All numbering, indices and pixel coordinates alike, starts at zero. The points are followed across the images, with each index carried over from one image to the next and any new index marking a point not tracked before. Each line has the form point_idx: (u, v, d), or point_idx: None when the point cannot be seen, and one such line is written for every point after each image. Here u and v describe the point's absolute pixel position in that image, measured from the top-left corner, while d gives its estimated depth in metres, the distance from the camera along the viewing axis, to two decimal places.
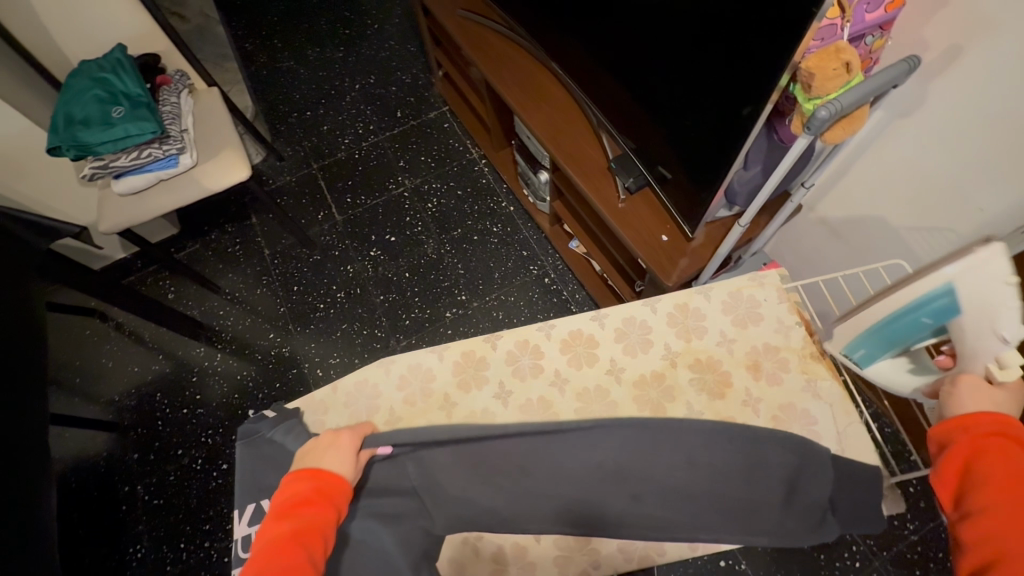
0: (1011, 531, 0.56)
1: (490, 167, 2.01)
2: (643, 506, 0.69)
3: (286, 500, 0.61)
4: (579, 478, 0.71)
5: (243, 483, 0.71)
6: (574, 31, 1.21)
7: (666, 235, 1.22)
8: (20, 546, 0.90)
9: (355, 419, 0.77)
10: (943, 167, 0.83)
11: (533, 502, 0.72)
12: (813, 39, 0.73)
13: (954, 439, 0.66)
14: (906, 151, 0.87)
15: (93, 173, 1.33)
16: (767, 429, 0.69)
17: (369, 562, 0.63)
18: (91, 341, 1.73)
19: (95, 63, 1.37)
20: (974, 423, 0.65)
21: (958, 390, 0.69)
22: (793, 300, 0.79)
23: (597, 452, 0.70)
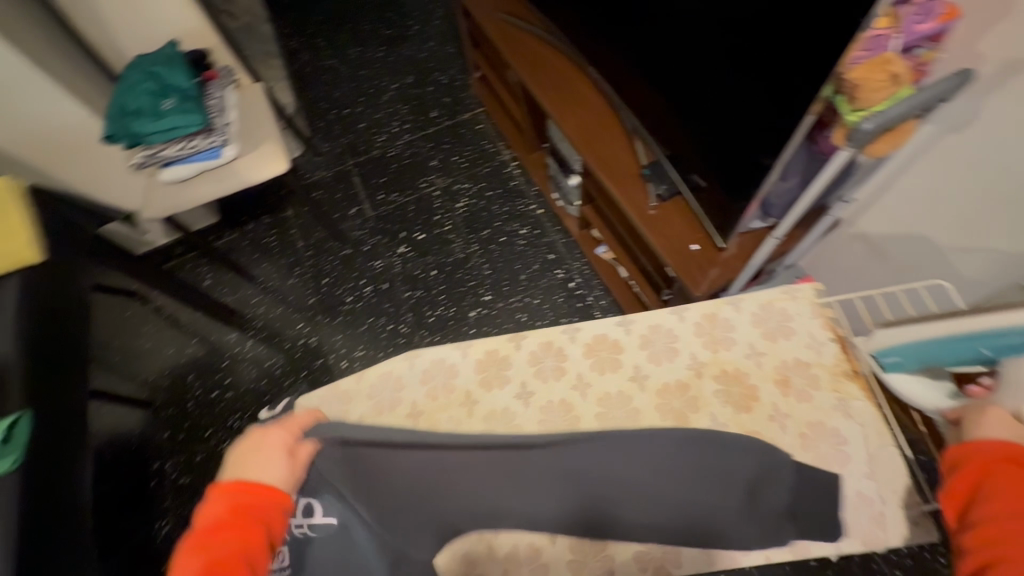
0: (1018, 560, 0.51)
1: (521, 169, 2.02)
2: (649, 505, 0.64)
3: (206, 525, 0.59)
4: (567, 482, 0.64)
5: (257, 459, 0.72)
6: (612, 36, 1.20)
7: (696, 244, 1.21)
8: (61, 511, 0.95)
9: (378, 411, 0.77)
10: (994, 185, 0.80)
11: (526, 505, 0.69)
12: (858, 49, 0.72)
13: (963, 461, 0.62)
14: (955, 167, 0.84)
15: (142, 162, 1.40)
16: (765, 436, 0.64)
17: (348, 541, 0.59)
18: (132, 322, 1.81)
19: (150, 56, 1.43)
20: (985, 448, 0.60)
21: (982, 420, 0.64)
22: (827, 316, 0.77)
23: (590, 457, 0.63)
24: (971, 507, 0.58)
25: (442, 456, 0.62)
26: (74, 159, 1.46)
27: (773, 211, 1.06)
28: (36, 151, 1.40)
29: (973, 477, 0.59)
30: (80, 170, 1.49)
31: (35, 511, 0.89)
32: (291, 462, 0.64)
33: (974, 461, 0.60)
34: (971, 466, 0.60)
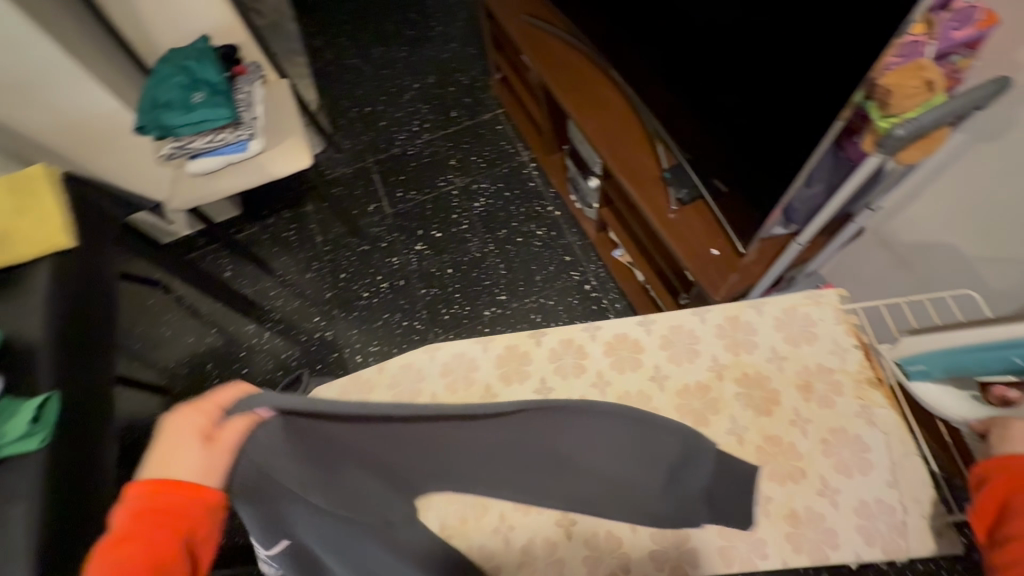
0: None
1: (539, 170, 2.02)
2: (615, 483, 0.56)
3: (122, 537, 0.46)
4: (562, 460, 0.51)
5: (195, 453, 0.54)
6: (636, 40, 1.21)
7: (716, 249, 1.21)
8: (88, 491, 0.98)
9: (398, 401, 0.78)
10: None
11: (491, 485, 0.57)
12: (893, 55, 0.72)
13: (991, 476, 0.61)
14: (987, 176, 0.83)
15: (171, 153, 1.42)
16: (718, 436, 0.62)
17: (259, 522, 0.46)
18: (153, 310, 1.84)
19: (182, 51, 1.47)
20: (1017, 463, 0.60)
21: (1012, 433, 0.63)
22: (851, 322, 0.76)
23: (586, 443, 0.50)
24: (1000, 524, 0.57)
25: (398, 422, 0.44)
26: (106, 149, 1.50)
27: (796, 217, 1.06)
28: (71, 140, 1.44)
29: (1003, 493, 0.59)
30: (111, 160, 1.53)
31: (62, 489, 0.91)
32: (215, 454, 0.44)
33: (1004, 478, 0.59)
34: (1001, 484, 0.59)
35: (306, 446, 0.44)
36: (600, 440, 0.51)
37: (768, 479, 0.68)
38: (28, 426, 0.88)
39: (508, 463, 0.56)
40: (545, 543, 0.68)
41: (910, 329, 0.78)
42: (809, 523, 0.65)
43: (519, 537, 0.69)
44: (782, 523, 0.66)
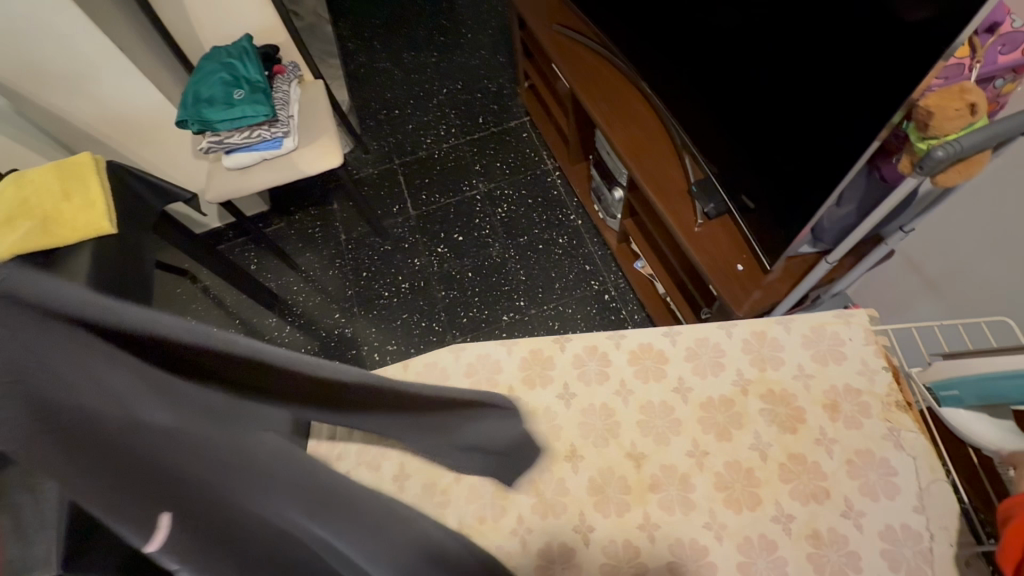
0: None
1: (563, 179, 2.04)
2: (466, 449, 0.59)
3: None
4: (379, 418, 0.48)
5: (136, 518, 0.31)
6: (669, 54, 1.22)
7: (741, 265, 1.20)
8: None
9: None
10: None
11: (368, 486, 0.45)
12: (936, 78, 0.71)
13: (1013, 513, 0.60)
14: None
15: (209, 147, 1.47)
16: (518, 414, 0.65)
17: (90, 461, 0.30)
18: (180, 299, 1.89)
19: (225, 50, 1.52)
20: None
21: None
22: (881, 344, 0.76)
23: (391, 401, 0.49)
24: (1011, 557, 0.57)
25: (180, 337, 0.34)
26: (147, 141, 1.55)
27: (825, 237, 1.05)
28: (115, 131, 1.50)
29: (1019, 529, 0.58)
30: (150, 150, 1.58)
31: None
32: None
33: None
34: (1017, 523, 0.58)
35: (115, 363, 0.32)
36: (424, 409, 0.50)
37: (792, 497, 0.67)
38: None
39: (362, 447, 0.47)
40: (562, 549, 0.68)
41: (943, 354, 0.77)
42: (834, 545, 0.64)
43: (536, 541, 0.69)
44: (806, 544, 0.65)
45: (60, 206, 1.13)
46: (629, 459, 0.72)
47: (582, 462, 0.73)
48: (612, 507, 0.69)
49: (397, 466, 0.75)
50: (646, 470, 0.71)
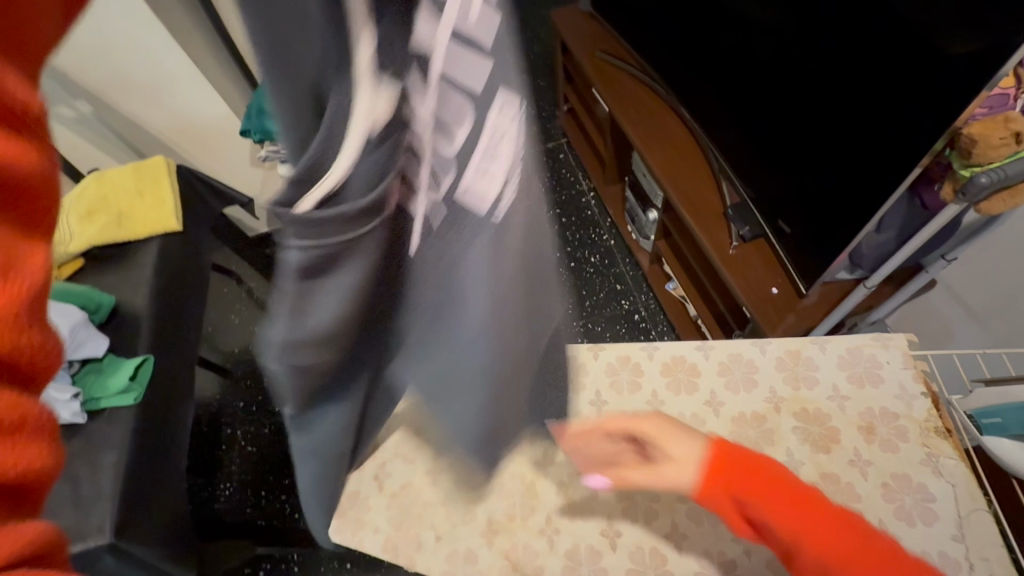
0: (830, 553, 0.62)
1: (597, 200, 2.07)
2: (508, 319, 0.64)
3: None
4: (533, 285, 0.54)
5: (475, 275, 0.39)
6: (708, 81, 1.25)
7: (776, 288, 1.20)
8: (164, 454, 1.05)
9: None
10: None
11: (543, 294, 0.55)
12: (980, 107, 0.73)
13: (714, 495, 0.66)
14: None
15: (267, 156, 1.57)
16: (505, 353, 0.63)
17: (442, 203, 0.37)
18: (225, 299, 1.88)
19: None
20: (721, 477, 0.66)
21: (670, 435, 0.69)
22: (920, 369, 0.75)
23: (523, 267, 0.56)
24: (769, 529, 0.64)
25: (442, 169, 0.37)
26: (210, 148, 1.67)
27: (863, 262, 1.05)
28: (179, 137, 1.62)
29: (738, 502, 0.65)
30: (215, 157, 1.70)
31: (143, 447, 1.00)
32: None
33: (724, 489, 0.65)
34: (721, 497, 0.65)
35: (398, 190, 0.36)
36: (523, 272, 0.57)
37: None
38: (126, 382, 1.00)
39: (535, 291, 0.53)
40: (589, 552, 0.69)
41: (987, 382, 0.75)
42: None
43: (564, 542, 0.70)
44: None
45: (134, 202, 1.21)
46: None
47: None
48: (639, 514, 0.70)
49: (430, 460, 0.79)
50: None
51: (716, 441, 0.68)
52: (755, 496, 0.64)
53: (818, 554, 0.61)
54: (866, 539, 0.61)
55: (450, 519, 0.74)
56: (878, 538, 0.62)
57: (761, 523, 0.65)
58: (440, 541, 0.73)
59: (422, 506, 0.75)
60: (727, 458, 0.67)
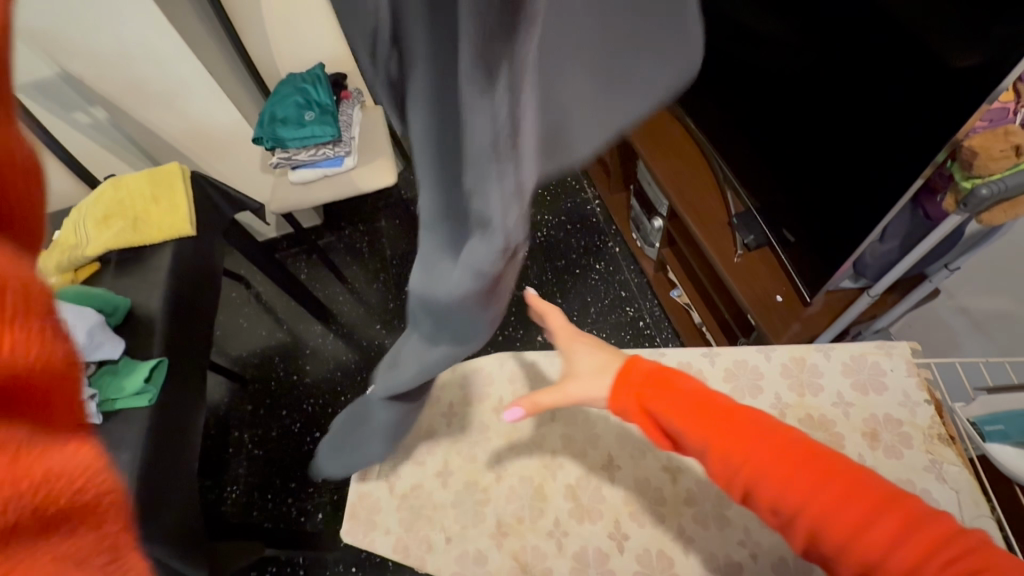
0: (750, 457, 0.58)
1: (602, 208, 2.09)
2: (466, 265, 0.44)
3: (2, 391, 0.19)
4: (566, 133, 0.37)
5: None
6: (711, 93, 1.28)
7: (780, 296, 1.22)
8: (176, 455, 1.07)
9: (468, 400, 0.84)
10: None
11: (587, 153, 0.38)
12: (981, 120, 0.74)
13: (624, 399, 0.66)
14: None
15: (278, 162, 1.60)
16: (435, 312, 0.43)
17: None
18: (234, 303, 1.92)
19: (300, 76, 1.67)
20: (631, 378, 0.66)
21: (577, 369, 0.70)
22: (924, 377, 0.76)
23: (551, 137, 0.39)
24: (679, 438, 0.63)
25: None
26: (221, 154, 1.70)
27: (867, 271, 1.06)
28: (192, 143, 1.65)
29: (648, 414, 0.65)
30: (226, 163, 1.73)
31: (156, 449, 1.02)
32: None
33: (635, 402, 0.65)
34: (634, 406, 0.65)
35: None
36: None
37: None
38: (141, 385, 1.02)
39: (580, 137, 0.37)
40: (597, 554, 0.70)
41: (990, 390, 0.76)
42: None
43: (572, 544, 0.71)
44: None
45: (149, 207, 1.26)
46: (666, 472, 0.74)
47: (619, 472, 0.75)
48: (646, 517, 0.71)
49: (440, 462, 0.80)
50: (681, 484, 0.73)
51: (628, 357, 0.69)
52: (659, 403, 0.63)
53: (723, 459, 0.59)
54: (767, 434, 0.58)
55: (461, 521, 0.76)
56: (786, 435, 0.58)
57: (673, 434, 0.64)
58: (450, 542, 0.74)
59: (433, 508, 0.77)
60: (636, 371, 0.67)
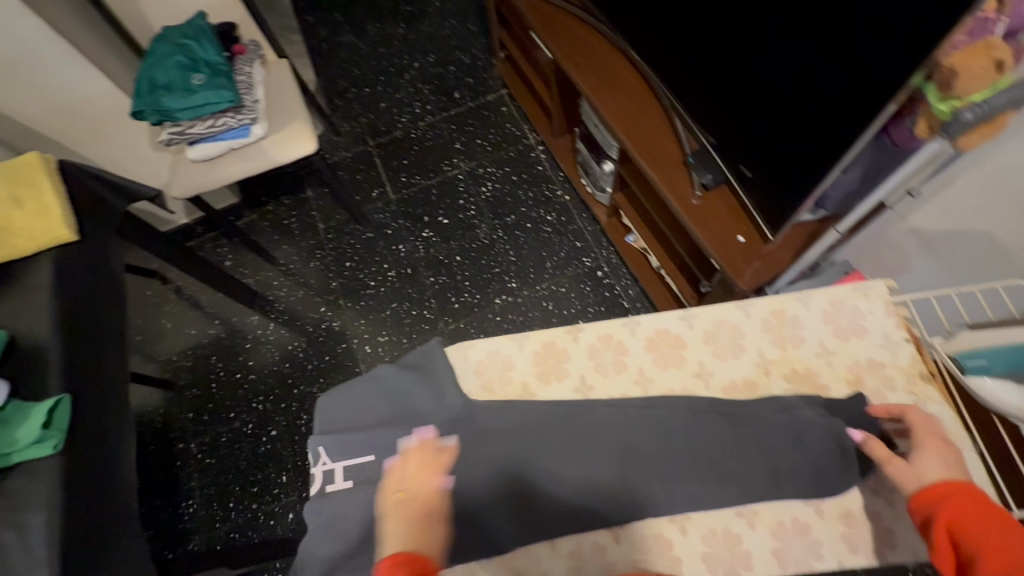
0: None
1: (547, 154, 1.98)
2: (361, 421, 0.82)
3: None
4: (366, 416, 0.82)
5: (349, 514, 0.75)
6: (654, 22, 1.18)
7: (742, 235, 1.17)
8: (114, 494, 0.97)
9: (416, 400, 0.81)
10: None
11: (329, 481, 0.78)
12: (962, 33, 0.68)
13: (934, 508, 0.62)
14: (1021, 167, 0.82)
15: (170, 139, 1.37)
16: (388, 382, 0.83)
17: (327, 521, 0.76)
18: (152, 302, 1.82)
19: (178, 29, 1.39)
20: (955, 493, 0.62)
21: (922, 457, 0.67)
22: (901, 315, 0.83)
23: (364, 430, 0.80)
24: (973, 556, 0.57)
25: (338, 505, 0.76)
26: (101, 135, 1.47)
27: (827, 204, 1.03)
28: (60, 124, 1.41)
29: (954, 530, 0.60)
30: (105, 146, 1.50)
31: (78, 501, 0.89)
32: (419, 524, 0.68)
33: (950, 507, 0.61)
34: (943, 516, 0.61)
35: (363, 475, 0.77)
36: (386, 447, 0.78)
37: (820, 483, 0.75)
38: (39, 432, 0.86)
39: (343, 441, 0.80)
40: (594, 548, 0.73)
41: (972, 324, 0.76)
42: (862, 520, 0.72)
43: (566, 544, 0.74)
44: (836, 522, 0.73)
45: (10, 212, 1.03)
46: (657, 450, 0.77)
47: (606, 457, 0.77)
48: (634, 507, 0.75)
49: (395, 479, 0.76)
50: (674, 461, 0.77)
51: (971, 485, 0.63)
52: (969, 520, 0.59)
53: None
54: None
55: (456, 538, 0.74)
56: None
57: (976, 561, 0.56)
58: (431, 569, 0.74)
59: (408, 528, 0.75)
60: (979, 502, 0.61)
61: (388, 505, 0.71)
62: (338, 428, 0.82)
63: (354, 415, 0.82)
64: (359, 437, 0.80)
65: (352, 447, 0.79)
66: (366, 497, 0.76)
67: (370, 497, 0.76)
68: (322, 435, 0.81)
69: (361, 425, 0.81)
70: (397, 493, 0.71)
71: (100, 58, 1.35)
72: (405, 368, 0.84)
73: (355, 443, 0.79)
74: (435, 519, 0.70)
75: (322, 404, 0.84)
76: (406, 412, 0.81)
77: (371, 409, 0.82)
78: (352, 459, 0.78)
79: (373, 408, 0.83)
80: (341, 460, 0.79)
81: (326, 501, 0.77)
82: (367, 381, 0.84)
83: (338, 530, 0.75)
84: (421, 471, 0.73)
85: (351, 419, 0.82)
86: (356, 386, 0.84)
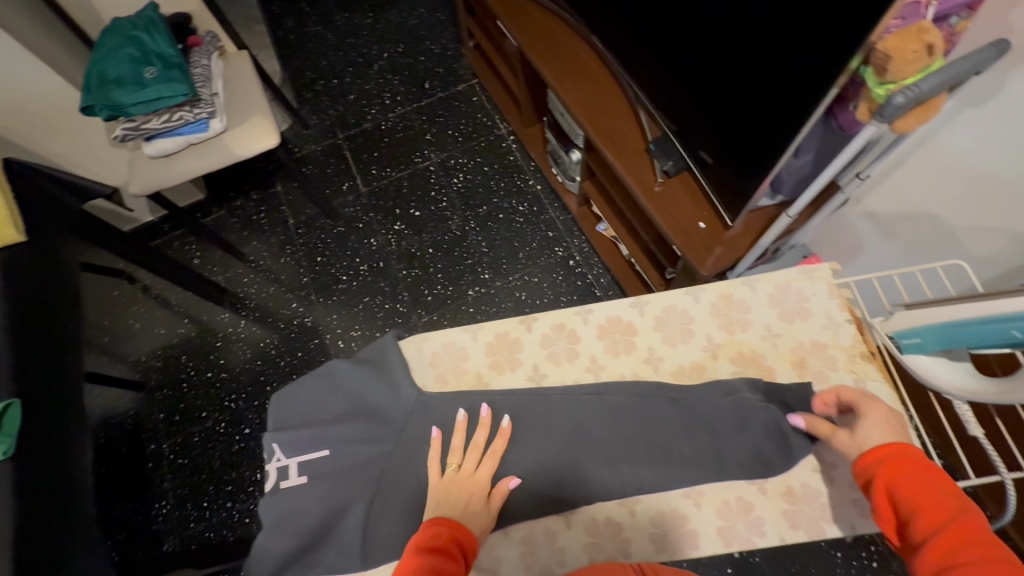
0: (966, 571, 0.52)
1: (518, 144, 1.97)
2: (316, 417, 0.82)
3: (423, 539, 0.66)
4: (320, 412, 0.83)
5: (305, 510, 0.76)
6: (613, 9, 1.17)
7: (703, 222, 1.18)
8: (75, 500, 0.96)
9: (371, 395, 0.82)
10: (1002, 168, 0.80)
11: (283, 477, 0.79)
12: (895, 17, 0.69)
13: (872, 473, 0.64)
14: (962, 148, 0.84)
15: (125, 135, 1.33)
16: (343, 377, 0.84)
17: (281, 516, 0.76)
18: (119, 303, 1.79)
19: (129, 21, 1.35)
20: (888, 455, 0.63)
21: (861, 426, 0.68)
22: (844, 296, 0.84)
23: (318, 426, 0.81)
24: (909, 517, 0.59)
25: (293, 501, 0.77)
26: (55, 132, 1.43)
27: (782, 189, 1.04)
28: (10, 121, 1.36)
29: (891, 492, 0.62)
30: (58, 143, 1.46)
31: (34, 506, 0.88)
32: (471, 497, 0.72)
33: (885, 472, 0.62)
34: (879, 479, 0.63)
35: (319, 472, 0.79)
36: (341, 443, 0.80)
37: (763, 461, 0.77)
38: None
39: (297, 438, 0.80)
40: (546, 534, 0.74)
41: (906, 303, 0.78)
42: (805, 497, 0.74)
43: (518, 531, 0.75)
44: (779, 500, 0.74)
45: None
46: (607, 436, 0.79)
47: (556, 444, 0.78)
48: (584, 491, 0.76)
49: (352, 472, 0.78)
50: (623, 445, 0.78)
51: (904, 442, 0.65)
52: (902, 480, 0.61)
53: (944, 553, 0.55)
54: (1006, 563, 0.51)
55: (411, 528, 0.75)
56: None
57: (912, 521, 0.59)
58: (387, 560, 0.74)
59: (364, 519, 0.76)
60: (911, 460, 0.63)
61: (440, 479, 0.74)
62: (291, 424, 0.82)
63: (308, 411, 0.83)
64: (313, 435, 0.81)
65: (306, 443, 0.80)
66: (321, 492, 0.77)
67: (326, 492, 0.77)
68: (275, 431, 0.82)
69: (316, 422, 0.82)
70: (455, 468, 0.75)
71: (47, 52, 1.31)
72: (360, 363, 0.84)
73: (310, 439, 0.80)
74: (486, 505, 0.73)
75: (275, 400, 0.84)
76: (361, 408, 0.82)
77: (325, 404, 0.83)
78: (307, 455, 0.79)
79: (327, 403, 0.83)
80: (296, 456, 0.80)
81: (280, 497, 0.77)
82: (321, 376, 0.84)
83: (292, 526, 0.76)
84: (476, 451, 0.76)
85: (304, 414, 0.83)
86: (309, 381, 0.84)
